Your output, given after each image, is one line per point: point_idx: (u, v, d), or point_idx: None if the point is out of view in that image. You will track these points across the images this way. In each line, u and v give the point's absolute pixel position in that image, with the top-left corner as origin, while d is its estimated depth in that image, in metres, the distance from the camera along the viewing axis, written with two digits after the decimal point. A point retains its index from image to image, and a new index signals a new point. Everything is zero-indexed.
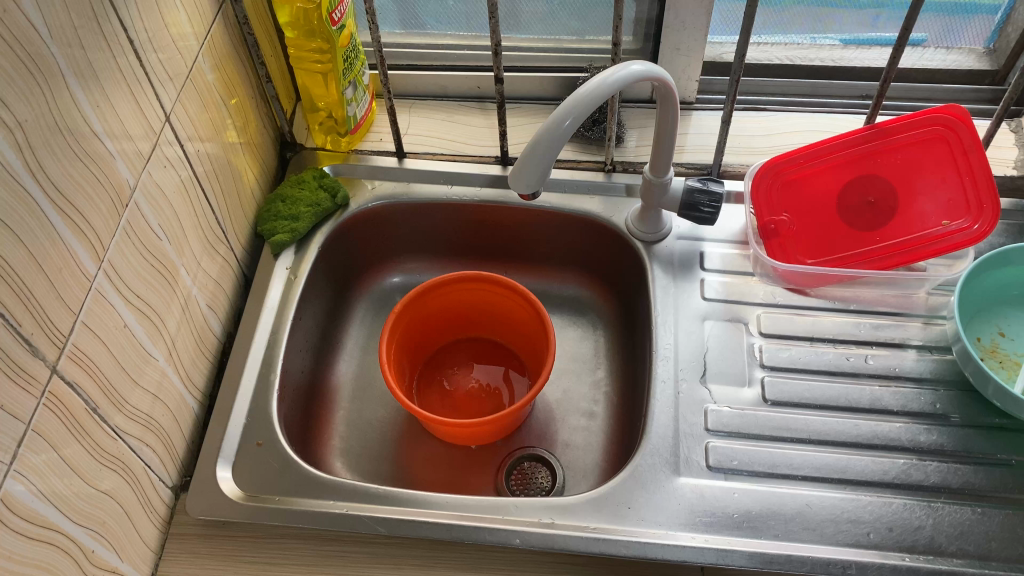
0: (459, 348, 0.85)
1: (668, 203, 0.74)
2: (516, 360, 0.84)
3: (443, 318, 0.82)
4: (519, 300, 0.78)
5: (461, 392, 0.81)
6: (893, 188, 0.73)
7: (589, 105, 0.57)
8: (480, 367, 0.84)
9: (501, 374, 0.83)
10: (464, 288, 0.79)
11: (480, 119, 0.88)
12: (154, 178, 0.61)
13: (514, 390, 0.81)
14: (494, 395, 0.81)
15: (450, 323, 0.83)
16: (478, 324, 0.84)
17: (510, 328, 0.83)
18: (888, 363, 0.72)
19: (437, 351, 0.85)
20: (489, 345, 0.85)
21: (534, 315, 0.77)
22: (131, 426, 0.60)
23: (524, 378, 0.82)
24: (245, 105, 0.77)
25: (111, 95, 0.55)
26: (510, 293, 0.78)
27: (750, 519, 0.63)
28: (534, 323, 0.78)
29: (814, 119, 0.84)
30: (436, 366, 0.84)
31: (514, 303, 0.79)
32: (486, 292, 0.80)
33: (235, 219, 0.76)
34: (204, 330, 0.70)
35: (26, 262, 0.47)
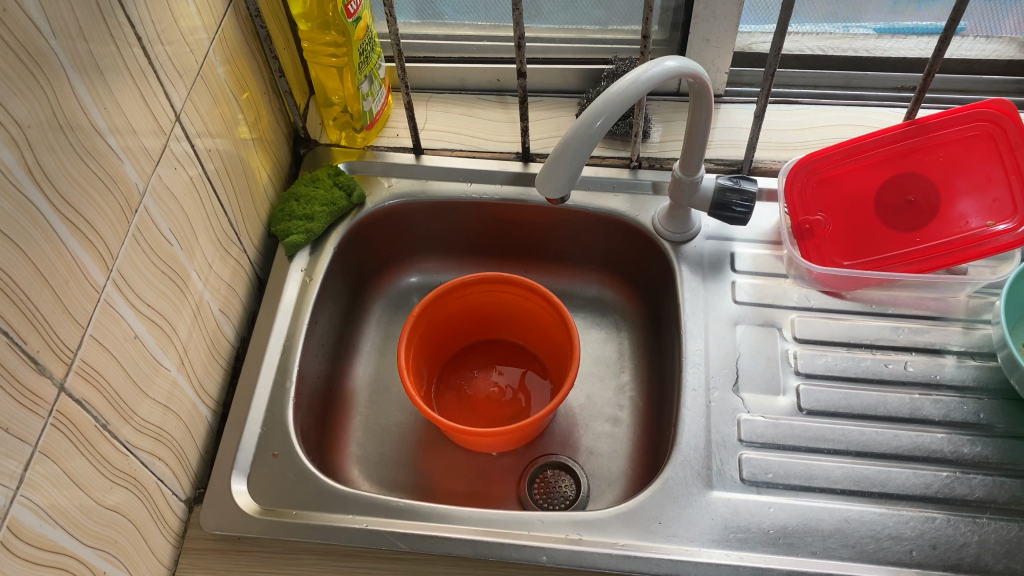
0: (478, 351, 0.82)
1: (698, 202, 0.71)
2: (537, 363, 0.81)
3: (462, 320, 0.79)
4: (541, 302, 0.75)
5: (481, 396, 0.79)
6: (934, 187, 0.70)
7: (622, 105, 0.54)
8: (500, 371, 0.81)
9: (522, 377, 0.80)
10: (484, 290, 0.76)
11: (500, 113, 0.84)
12: (163, 181, 0.58)
13: (535, 394, 0.79)
14: (514, 400, 0.78)
15: (469, 325, 0.81)
16: (498, 326, 0.81)
17: (531, 330, 0.80)
18: (928, 370, 0.68)
19: (455, 354, 0.82)
20: (509, 347, 0.82)
21: (556, 318, 0.74)
22: (143, 441, 0.58)
23: (546, 383, 0.79)
24: (257, 100, 0.74)
25: (119, 96, 0.52)
26: (531, 296, 0.75)
27: (787, 535, 0.61)
28: (556, 325, 0.75)
29: (848, 113, 0.80)
30: (454, 370, 0.81)
31: (535, 306, 0.76)
32: (507, 294, 0.77)
33: (248, 219, 0.73)
34: (217, 336, 0.68)
35: (31, 276, 0.45)
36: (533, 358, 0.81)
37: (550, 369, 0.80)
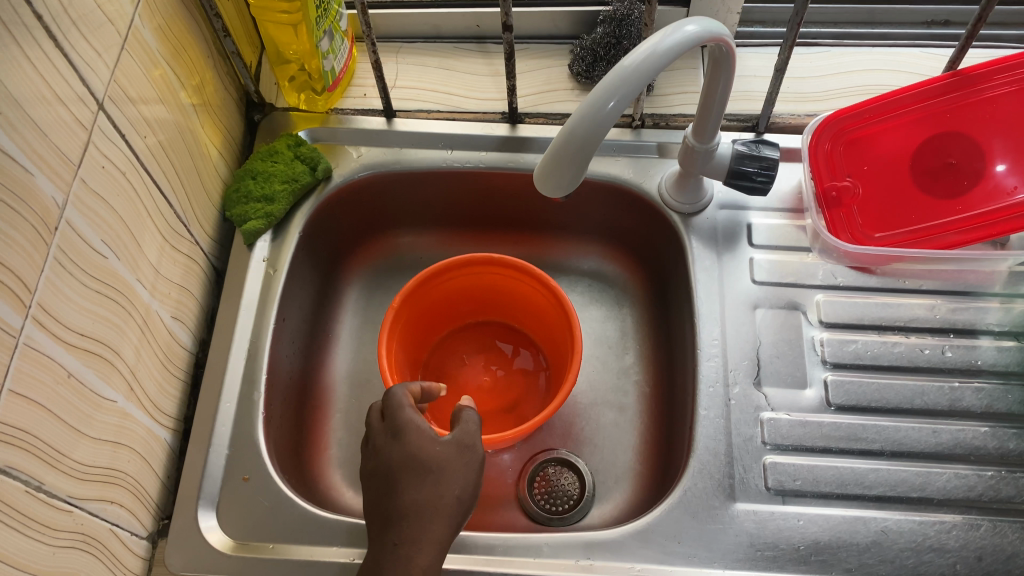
0: (468, 333, 0.75)
1: (712, 171, 0.63)
2: (533, 347, 0.73)
3: (450, 301, 0.71)
4: (536, 285, 0.67)
5: (472, 386, 0.71)
6: (980, 145, 0.62)
7: (638, 83, 0.45)
8: (492, 357, 0.73)
9: (516, 363, 0.73)
10: (474, 271, 0.68)
11: (481, 65, 0.74)
12: (89, 185, 0.49)
13: (532, 383, 0.71)
14: (509, 390, 0.71)
15: (456, 308, 0.73)
16: (490, 304, 0.74)
17: (527, 312, 0.72)
18: (968, 355, 0.62)
19: (443, 338, 0.74)
20: (502, 329, 0.75)
21: (553, 303, 0.66)
22: (89, 490, 0.50)
23: (543, 369, 0.72)
24: (199, 64, 0.63)
25: (18, 95, 0.42)
26: (526, 278, 0.67)
27: (818, 551, 0.55)
28: (554, 310, 0.67)
29: (874, 55, 0.71)
30: (442, 356, 0.73)
31: (531, 288, 0.68)
32: (500, 275, 0.69)
33: (198, 205, 0.64)
34: (169, 347, 0.59)
35: None
36: (529, 341, 0.74)
37: (548, 356, 0.72)
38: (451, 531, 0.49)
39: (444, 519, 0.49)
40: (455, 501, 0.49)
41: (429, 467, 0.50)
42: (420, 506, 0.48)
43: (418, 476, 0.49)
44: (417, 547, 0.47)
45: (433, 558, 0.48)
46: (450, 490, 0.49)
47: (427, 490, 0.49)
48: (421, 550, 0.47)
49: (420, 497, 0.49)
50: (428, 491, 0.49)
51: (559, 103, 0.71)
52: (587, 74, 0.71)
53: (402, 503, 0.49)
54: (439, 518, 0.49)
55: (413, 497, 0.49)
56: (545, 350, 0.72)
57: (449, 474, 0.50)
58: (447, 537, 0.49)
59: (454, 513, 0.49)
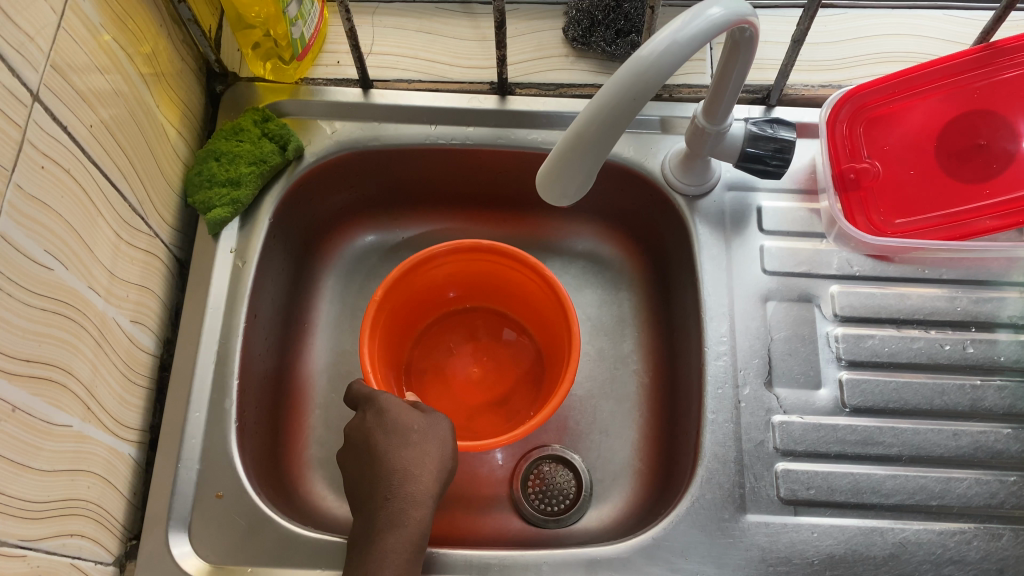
0: (455, 320, 0.70)
1: (721, 153, 0.57)
2: (525, 335, 0.69)
3: (437, 287, 0.66)
4: (529, 272, 0.62)
5: (460, 379, 0.66)
6: (1010, 126, 0.57)
7: (657, 78, 0.39)
8: (482, 345, 0.68)
9: (507, 351, 0.68)
10: (463, 257, 0.63)
11: (465, 27, 0.67)
12: (27, 191, 0.43)
13: (523, 375, 0.67)
14: (498, 383, 0.66)
15: (443, 293, 0.67)
16: (480, 289, 0.69)
17: (521, 299, 0.67)
18: (990, 351, 0.58)
19: (429, 325, 0.69)
20: (492, 315, 0.70)
21: (548, 292, 0.61)
22: (45, 528, 0.45)
23: (537, 358, 0.67)
24: (151, 35, 0.56)
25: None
26: (519, 267, 0.62)
27: (833, 566, 0.52)
28: (549, 301, 0.63)
29: (895, 18, 0.65)
30: (428, 345, 0.68)
31: (524, 275, 0.63)
32: (491, 261, 0.63)
33: (157, 193, 0.58)
34: (130, 354, 0.54)
35: None
36: (521, 329, 0.69)
37: (541, 346, 0.67)
38: (439, 486, 0.51)
39: (431, 472, 0.50)
40: (437, 456, 0.51)
41: (409, 428, 0.52)
42: (407, 463, 0.50)
43: (399, 438, 0.51)
44: (410, 498, 0.49)
45: (426, 512, 0.49)
46: (431, 445, 0.51)
47: (410, 449, 0.51)
48: (416, 503, 0.49)
49: (406, 455, 0.50)
50: (412, 448, 0.51)
51: (552, 71, 0.65)
52: (583, 40, 0.65)
53: (389, 464, 0.50)
54: (427, 471, 0.50)
55: (398, 455, 0.50)
56: (538, 339, 0.68)
57: (429, 434, 0.52)
58: (437, 490, 0.50)
59: (439, 467, 0.51)
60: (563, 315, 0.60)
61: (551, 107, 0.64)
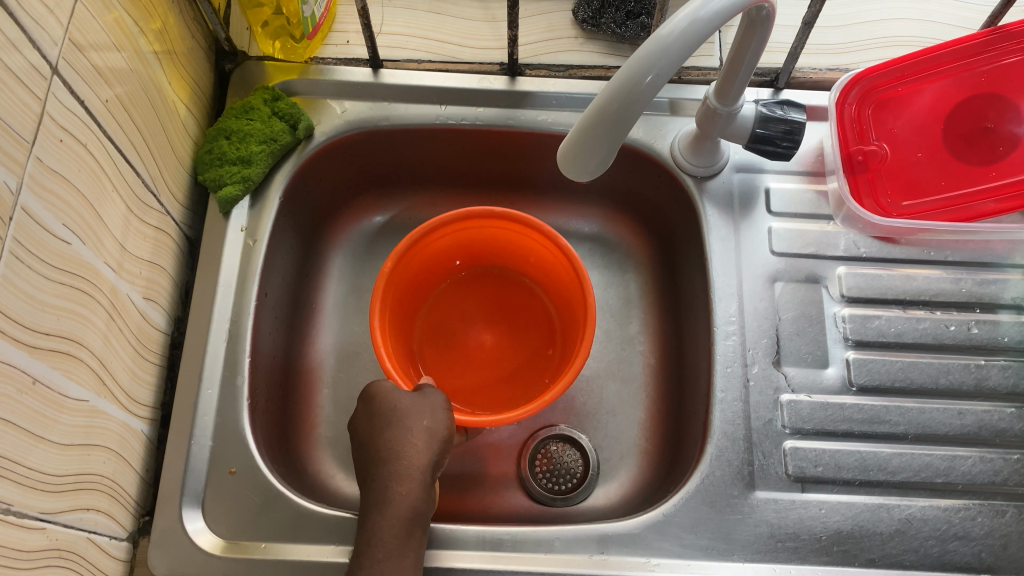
0: (465, 288, 0.70)
1: (732, 134, 0.58)
2: (539, 306, 0.69)
3: (450, 253, 0.66)
4: (545, 241, 0.62)
5: (472, 346, 0.67)
6: (1017, 109, 0.58)
7: (678, 56, 0.40)
8: (494, 312, 0.69)
9: (520, 320, 0.69)
10: (477, 225, 0.63)
11: (474, 8, 0.67)
12: (46, 164, 0.43)
13: (535, 347, 0.67)
14: (511, 354, 0.67)
15: (455, 259, 0.68)
16: (492, 257, 0.69)
17: (536, 267, 0.67)
18: (994, 331, 0.59)
19: (440, 290, 0.69)
20: (504, 282, 0.70)
21: (563, 261, 0.61)
22: (63, 501, 0.45)
23: (551, 326, 0.68)
24: (163, 11, 0.56)
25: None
26: (534, 237, 0.62)
27: (840, 542, 0.53)
28: (565, 273, 0.63)
29: (901, 3, 0.66)
30: (438, 313, 0.69)
31: (539, 243, 0.63)
32: (506, 229, 0.63)
33: (168, 170, 0.57)
34: (142, 330, 0.54)
35: None
36: (534, 299, 0.69)
37: (554, 315, 0.68)
38: (431, 463, 0.49)
39: (419, 449, 0.48)
40: (426, 431, 0.49)
41: (396, 408, 0.50)
42: (393, 442, 0.48)
43: (388, 418, 0.50)
44: (396, 476, 0.47)
45: (417, 490, 0.47)
46: (418, 420, 0.50)
47: (395, 427, 0.49)
48: (401, 479, 0.47)
49: (394, 435, 0.49)
50: (399, 428, 0.49)
51: (561, 53, 0.65)
52: (593, 21, 0.65)
53: (377, 445, 0.49)
54: (417, 449, 0.48)
55: (385, 436, 0.49)
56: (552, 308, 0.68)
57: (418, 414, 0.50)
58: (428, 466, 0.48)
59: (429, 442, 0.49)
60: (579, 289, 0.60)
61: (560, 89, 0.64)
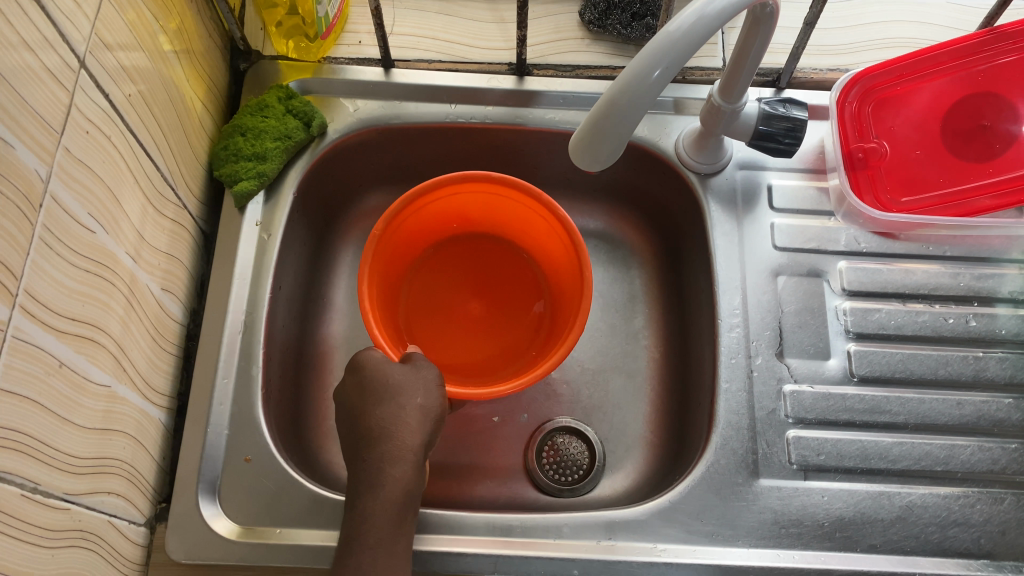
0: (454, 252, 0.68)
1: (735, 130, 0.59)
2: (527, 272, 0.69)
3: (440, 220, 0.65)
4: (539, 212, 0.60)
5: (462, 317, 0.66)
6: (1013, 108, 0.60)
7: (686, 50, 0.41)
8: (484, 281, 0.68)
9: (510, 290, 0.68)
10: (471, 191, 0.61)
11: (483, 10, 0.69)
12: (73, 154, 0.44)
13: (526, 319, 0.67)
14: (500, 324, 0.66)
15: (445, 225, 0.66)
16: (482, 222, 0.67)
17: (529, 236, 0.66)
18: (991, 324, 0.60)
19: (427, 256, 0.68)
20: (494, 247, 0.69)
21: (557, 232, 0.60)
22: (85, 482, 0.46)
23: (544, 298, 0.67)
24: (181, 9, 0.57)
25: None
26: (528, 206, 0.61)
27: (842, 528, 0.54)
28: (559, 243, 0.61)
29: (900, 5, 0.67)
30: (424, 281, 0.67)
31: (532, 212, 0.62)
32: (499, 198, 0.62)
33: (185, 164, 0.59)
34: (159, 320, 0.55)
35: None
36: (525, 266, 0.69)
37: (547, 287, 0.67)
38: (422, 442, 0.49)
39: (410, 429, 0.48)
40: (419, 410, 0.49)
41: (386, 386, 0.50)
42: (383, 421, 0.48)
43: (377, 396, 0.49)
44: (388, 457, 0.47)
45: (409, 471, 0.47)
46: (411, 399, 0.49)
47: (384, 405, 0.49)
48: (395, 461, 0.47)
49: (384, 414, 0.49)
50: (388, 406, 0.49)
51: (568, 53, 0.67)
52: (599, 23, 0.67)
53: (367, 423, 0.49)
54: (407, 428, 0.48)
55: (374, 415, 0.49)
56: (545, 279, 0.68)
57: (407, 392, 0.50)
58: (419, 446, 0.48)
59: (421, 421, 0.49)
60: (575, 259, 0.59)
61: (567, 88, 0.65)
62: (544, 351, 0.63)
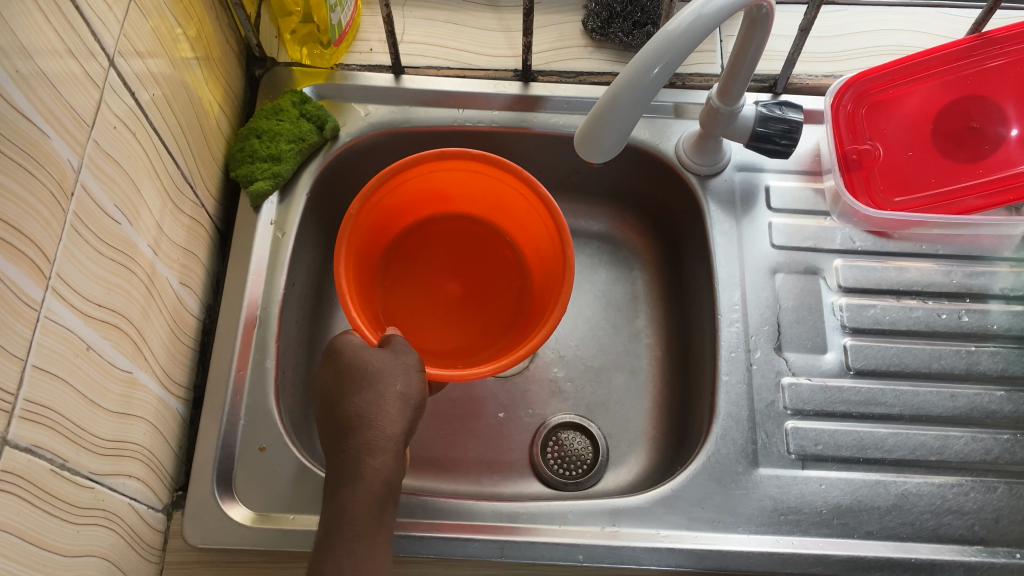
0: (433, 231, 0.68)
1: (733, 132, 0.61)
2: (507, 252, 0.68)
3: (420, 198, 0.64)
4: (520, 191, 0.59)
5: (441, 297, 0.65)
6: (1001, 110, 0.62)
7: (684, 48, 0.43)
8: (463, 260, 0.67)
9: (490, 271, 0.67)
10: (451, 169, 0.60)
11: (490, 19, 0.72)
12: (102, 147, 0.46)
13: (507, 300, 0.66)
14: (480, 305, 0.65)
15: (424, 204, 0.65)
16: (462, 201, 0.66)
17: (509, 216, 0.65)
18: (983, 320, 0.62)
19: (405, 235, 0.67)
20: (474, 226, 0.68)
21: (538, 211, 0.59)
22: (108, 464, 0.48)
23: (525, 279, 0.67)
24: (201, 16, 0.60)
25: (33, 53, 0.39)
26: (506, 182, 0.60)
27: (840, 515, 0.56)
28: (539, 221, 0.60)
29: (892, 15, 0.70)
30: (403, 260, 0.67)
31: (513, 191, 0.61)
32: (479, 176, 0.61)
33: (203, 164, 0.61)
34: (177, 312, 0.57)
35: None
36: (505, 246, 0.68)
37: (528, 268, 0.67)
38: (402, 429, 0.50)
39: (388, 417, 0.49)
40: (398, 398, 0.50)
41: (365, 374, 0.51)
42: (362, 410, 0.49)
43: (357, 383, 0.50)
44: (368, 446, 0.48)
45: (388, 459, 0.49)
46: (390, 386, 0.50)
47: (364, 393, 0.50)
48: (375, 451, 0.48)
49: (362, 403, 0.50)
50: (365, 395, 0.50)
51: (572, 60, 0.69)
52: (602, 31, 0.69)
53: (349, 410, 0.50)
54: (385, 415, 0.49)
55: (355, 403, 0.50)
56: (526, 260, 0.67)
57: (384, 379, 0.50)
58: (399, 434, 0.50)
59: (402, 409, 0.50)
60: (556, 237, 0.58)
61: (571, 93, 0.68)
62: (527, 329, 0.62)
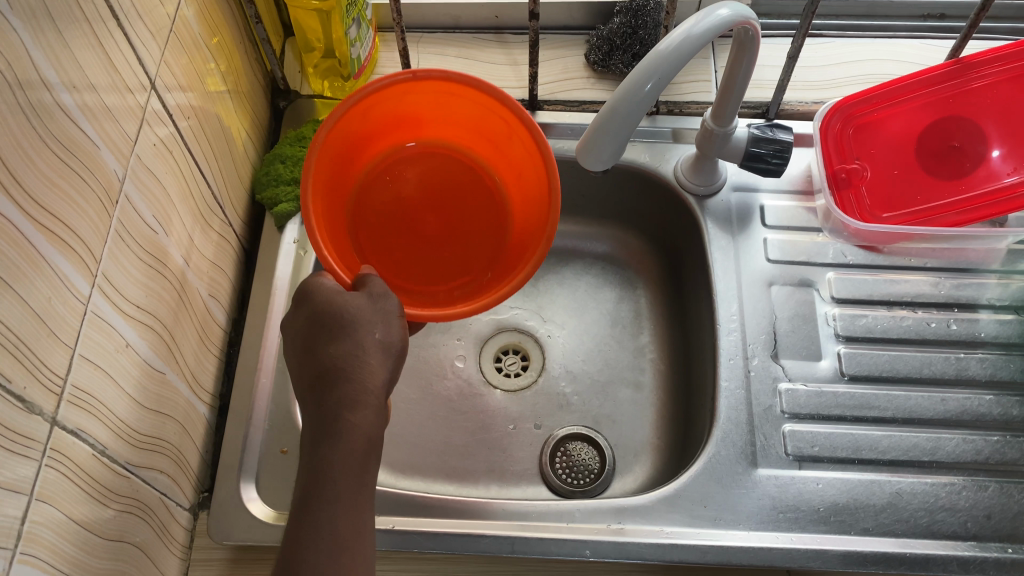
0: (402, 159, 0.61)
1: (728, 152, 0.65)
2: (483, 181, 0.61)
3: (390, 124, 0.57)
4: (503, 115, 0.53)
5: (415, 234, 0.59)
6: (981, 130, 0.66)
7: (672, 67, 0.47)
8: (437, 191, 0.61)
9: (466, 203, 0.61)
10: (426, 92, 0.53)
11: (499, 54, 0.76)
12: (144, 162, 0.50)
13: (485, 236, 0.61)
14: (458, 242, 0.61)
15: (393, 129, 0.58)
16: (434, 127, 0.59)
17: (486, 143, 0.59)
18: (972, 328, 0.65)
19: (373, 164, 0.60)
20: (446, 151, 0.61)
21: (522, 139, 0.53)
22: (142, 457, 0.51)
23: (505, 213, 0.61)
24: (231, 50, 0.65)
25: (95, 84, 0.44)
26: (486, 106, 0.53)
27: (837, 512, 0.58)
28: (521, 150, 0.55)
29: (876, 46, 0.74)
30: (370, 190, 0.60)
31: (494, 115, 0.54)
32: (458, 97, 0.54)
33: (232, 189, 0.65)
34: (206, 321, 0.61)
35: (23, 315, 0.39)
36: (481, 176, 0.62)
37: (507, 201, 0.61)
38: (385, 380, 0.47)
39: (367, 367, 0.47)
40: (378, 346, 0.47)
41: (341, 322, 0.48)
42: (341, 361, 0.47)
43: (333, 332, 0.48)
44: (349, 401, 0.46)
45: (372, 413, 0.46)
46: (369, 334, 0.47)
47: (341, 342, 0.47)
48: (356, 406, 0.45)
49: (338, 352, 0.47)
50: (342, 345, 0.47)
51: (576, 91, 0.74)
52: (603, 62, 0.74)
53: (326, 360, 0.47)
54: (365, 365, 0.47)
55: (332, 355, 0.47)
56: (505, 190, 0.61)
57: (360, 324, 0.47)
58: (383, 387, 0.47)
59: (382, 359, 0.47)
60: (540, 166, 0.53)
61: (575, 121, 0.72)
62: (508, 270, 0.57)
